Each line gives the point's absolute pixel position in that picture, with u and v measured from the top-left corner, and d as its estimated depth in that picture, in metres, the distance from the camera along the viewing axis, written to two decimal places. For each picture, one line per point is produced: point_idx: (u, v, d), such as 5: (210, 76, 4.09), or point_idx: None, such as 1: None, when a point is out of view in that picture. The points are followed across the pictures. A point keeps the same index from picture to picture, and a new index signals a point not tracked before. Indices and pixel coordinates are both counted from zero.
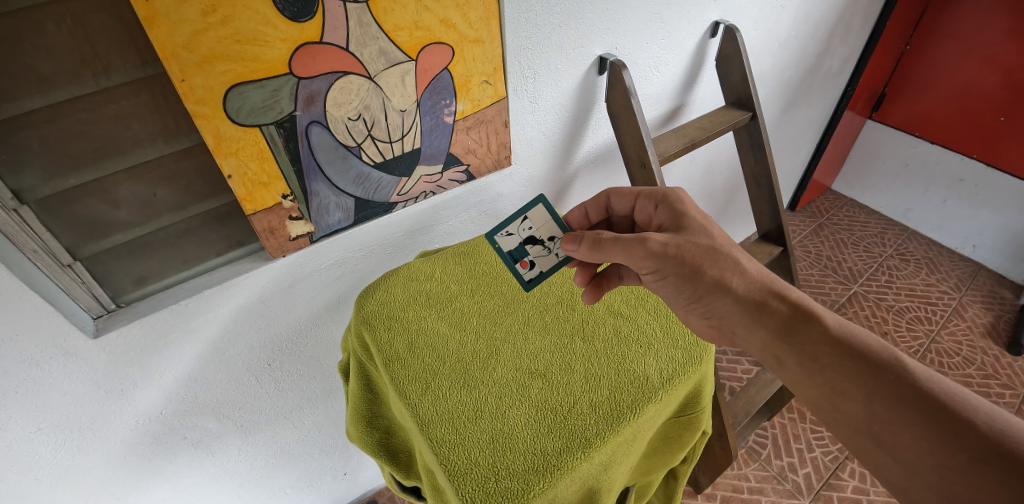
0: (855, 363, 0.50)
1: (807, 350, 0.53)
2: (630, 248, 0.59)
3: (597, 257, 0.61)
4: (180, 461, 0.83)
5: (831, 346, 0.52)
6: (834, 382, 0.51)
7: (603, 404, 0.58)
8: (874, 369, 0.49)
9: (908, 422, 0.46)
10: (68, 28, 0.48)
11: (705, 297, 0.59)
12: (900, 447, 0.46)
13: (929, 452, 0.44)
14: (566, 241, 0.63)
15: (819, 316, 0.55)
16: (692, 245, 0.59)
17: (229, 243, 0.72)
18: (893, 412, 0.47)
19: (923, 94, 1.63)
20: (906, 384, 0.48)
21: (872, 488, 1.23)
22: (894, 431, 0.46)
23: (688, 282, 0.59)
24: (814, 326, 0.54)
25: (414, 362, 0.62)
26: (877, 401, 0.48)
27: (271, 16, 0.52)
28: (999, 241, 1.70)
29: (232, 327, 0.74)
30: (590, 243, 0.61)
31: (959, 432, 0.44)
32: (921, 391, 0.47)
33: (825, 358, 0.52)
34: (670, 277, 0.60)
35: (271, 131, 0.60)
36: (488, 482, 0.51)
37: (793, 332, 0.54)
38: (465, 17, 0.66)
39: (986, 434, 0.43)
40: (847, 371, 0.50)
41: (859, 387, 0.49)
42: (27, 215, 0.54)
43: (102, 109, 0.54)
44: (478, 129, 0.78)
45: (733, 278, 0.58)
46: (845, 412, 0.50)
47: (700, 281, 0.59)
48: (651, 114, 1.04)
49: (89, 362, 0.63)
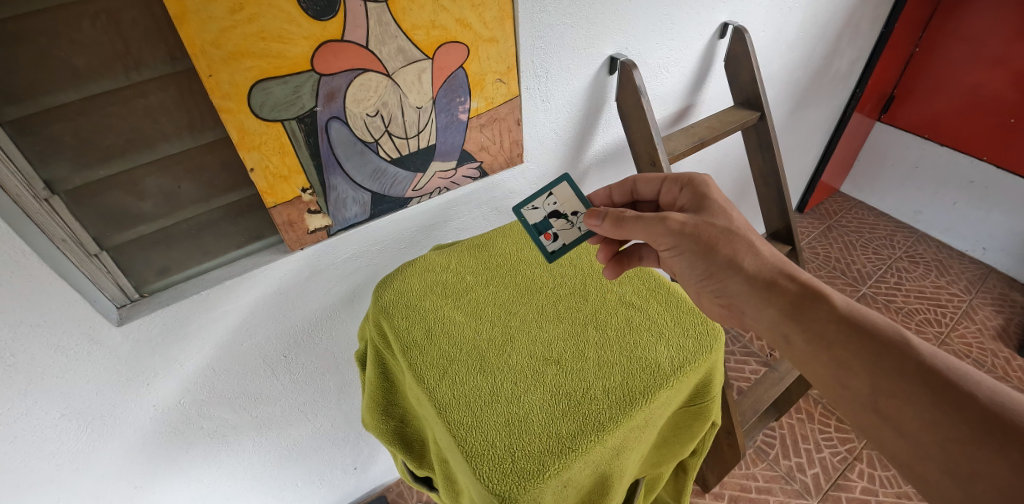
0: (860, 340, 0.51)
1: (815, 328, 0.54)
2: (649, 229, 0.61)
3: (620, 234, 0.63)
4: (196, 451, 0.85)
5: (838, 324, 0.53)
6: (840, 359, 0.51)
7: (616, 389, 0.59)
8: (878, 347, 0.50)
9: (911, 396, 0.47)
10: (102, 25, 0.51)
11: (717, 274, 0.60)
12: (904, 421, 0.47)
13: (933, 424, 0.45)
14: (589, 217, 0.65)
15: (827, 295, 0.55)
16: (709, 225, 0.61)
17: (249, 236, 0.73)
18: (898, 386, 0.48)
19: (932, 96, 1.63)
20: (909, 359, 0.49)
21: (881, 488, 1.23)
22: (899, 405, 0.47)
23: (702, 256, 0.60)
24: (821, 305, 0.55)
25: (431, 348, 0.63)
26: (881, 376, 0.49)
27: (295, 15, 0.54)
28: (1010, 244, 1.69)
29: (251, 318, 0.75)
30: (613, 220, 0.63)
31: (961, 405, 0.45)
32: (923, 365, 0.48)
33: (831, 334, 0.52)
34: (685, 252, 0.61)
35: (293, 126, 0.61)
36: (505, 462, 0.53)
37: (801, 310, 0.55)
38: (480, 16, 0.68)
39: (989, 407, 0.44)
40: (854, 347, 0.51)
41: (864, 363, 0.50)
42: (57, 205, 0.56)
43: (132, 103, 0.56)
44: (491, 126, 0.80)
45: (744, 258, 0.59)
46: (850, 388, 0.50)
47: (712, 259, 0.60)
48: (661, 114, 1.06)
49: (112, 349, 0.65)
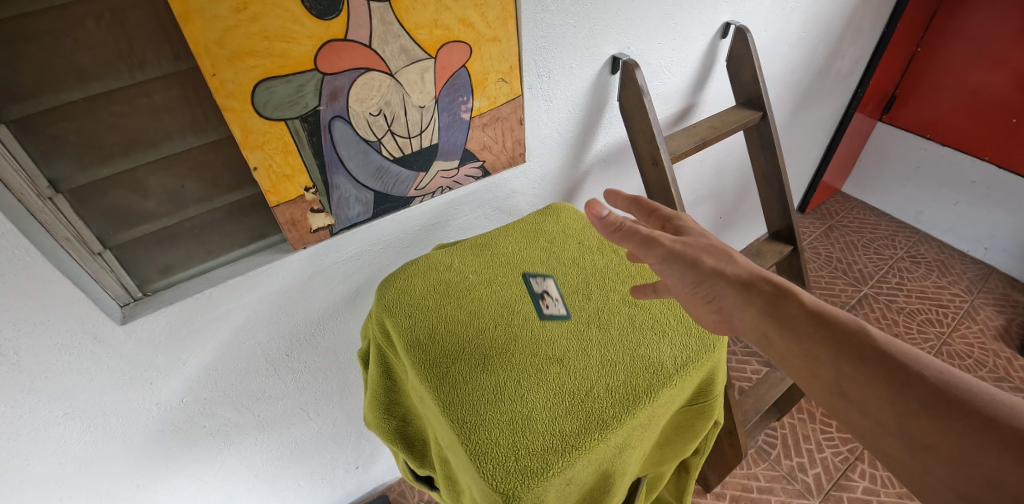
0: (824, 328, 0.50)
1: (787, 322, 0.52)
2: (641, 238, 0.57)
3: (620, 234, 0.58)
4: (198, 450, 0.85)
5: (806, 315, 0.51)
6: (809, 348, 0.50)
7: (618, 388, 0.59)
8: (841, 335, 0.49)
9: (870, 378, 0.46)
10: (106, 24, 0.51)
11: (705, 282, 0.56)
12: (866, 403, 0.46)
13: (890, 403, 0.45)
14: (594, 202, 0.59)
15: (796, 291, 0.54)
16: (693, 243, 0.58)
17: (252, 235, 0.74)
18: (858, 370, 0.47)
19: (934, 97, 1.63)
20: (867, 344, 0.48)
21: (882, 489, 1.22)
22: (861, 387, 0.46)
23: (689, 264, 0.56)
24: (790, 299, 0.53)
25: (435, 348, 0.63)
26: (843, 361, 0.48)
27: (298, 14, 0.54)
28: (1012, 244, 1.69)
29: (254, 317, 0.76)
30: (614, 218, 0.58)
31: (914, 384, 0.44)
32: (879, 348, 0.47)
33: (800, 326, 0.51)
34: (675, 266, 0.56)
35: (296, 125, 0.62)
36: (509, 461, 0.53)
37: (775, 305, 0.53)
38: (483, 16, 0.68)
39: (937, 384, 0.44)
40: (819, 337, 0.50)
41: (828, 351, 0.49)
42: (61, 204, 0.56)
43: (136, 102, 0.56)
44: (493, 125, 0.80)
45: (727, 267, 0.56)
46: (819, 377, 0.49)
47: (700, 270, 0.56)
48: (663, 114, 1.06)
49: (116, 348, 0.65)
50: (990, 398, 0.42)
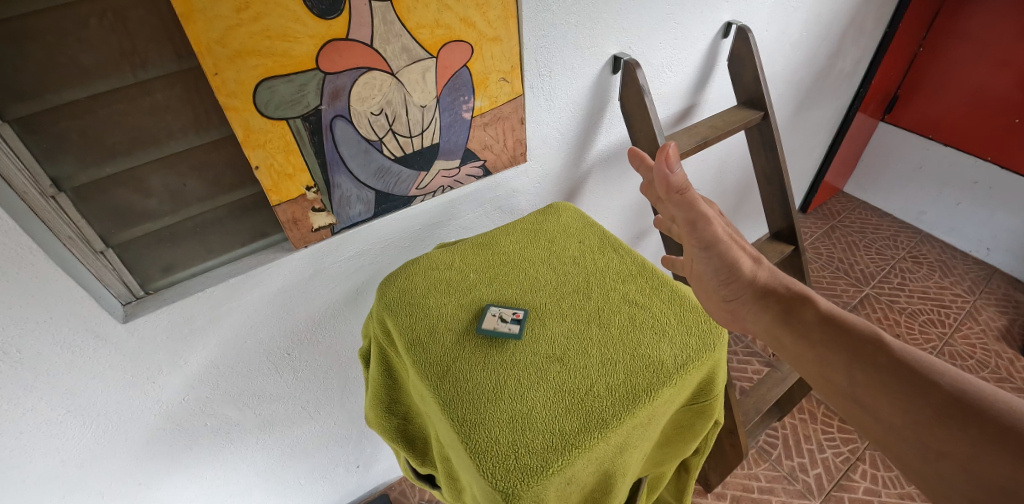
0: (840, 337, 0.51)
1: (802, 329, 0.54)
2: (695, 224, 0.56)
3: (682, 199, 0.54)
4: (200, 448, 0.85)
5: (822, 324, 0.53)
6: (823, 355, 0.51)
7: (618, 387, 0.59)
8: (855, 343, 0.50)
9: (883, 384, 0.46)
10: (109, 23, 0.51)
11: (733, 281, 0.59)
12: (879, 408, 0.46)
13: (902, 409, 0.45)
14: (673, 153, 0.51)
15: (814, 299, 0.56)
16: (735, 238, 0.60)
17: (253, 234, 0.74)
18: (871, 376, 0.47)
19: (936, 97, 1.63)
20: (880, 351, 0.48)
21: (884, 489, 1.22)
22: (874, 394, 0.47)
23: (730, 261, 0.58)
24: (808, 308, 0.55)
25: (437, 346, 0.64)
26: (856, 368, 0.48)
27: (300, 14, 0.55)
28: (1015, 244, 1.68)
29: (255, 315, 0.76)
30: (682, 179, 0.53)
31: (924, 390, 0.45)
32: (894, 357, 0.48)
33: (815, 334, 0.53)
34: (716, 257, 0.58)
35: (298, 125, 0.62)
36: (509, 458, 0.53)
37: (792, 313, 0.55)
38: (484, 16, 0.68)
39: (951, 392, 0.44)
40: (833, 344, 0.51)
41: (841, 358, 0.50)
42: (63, 202, 0.57)
43: (138, 101, 0.56)
44: (494, 125, 0.80)
45: (758, 270, 0.59)
46: (832, 382, 0.50)
47: (736, 267, 0.58)
48: (664, 114, 1.06)
49: (117, 346, 0.66)
50: (1004, 406, 0.41)
